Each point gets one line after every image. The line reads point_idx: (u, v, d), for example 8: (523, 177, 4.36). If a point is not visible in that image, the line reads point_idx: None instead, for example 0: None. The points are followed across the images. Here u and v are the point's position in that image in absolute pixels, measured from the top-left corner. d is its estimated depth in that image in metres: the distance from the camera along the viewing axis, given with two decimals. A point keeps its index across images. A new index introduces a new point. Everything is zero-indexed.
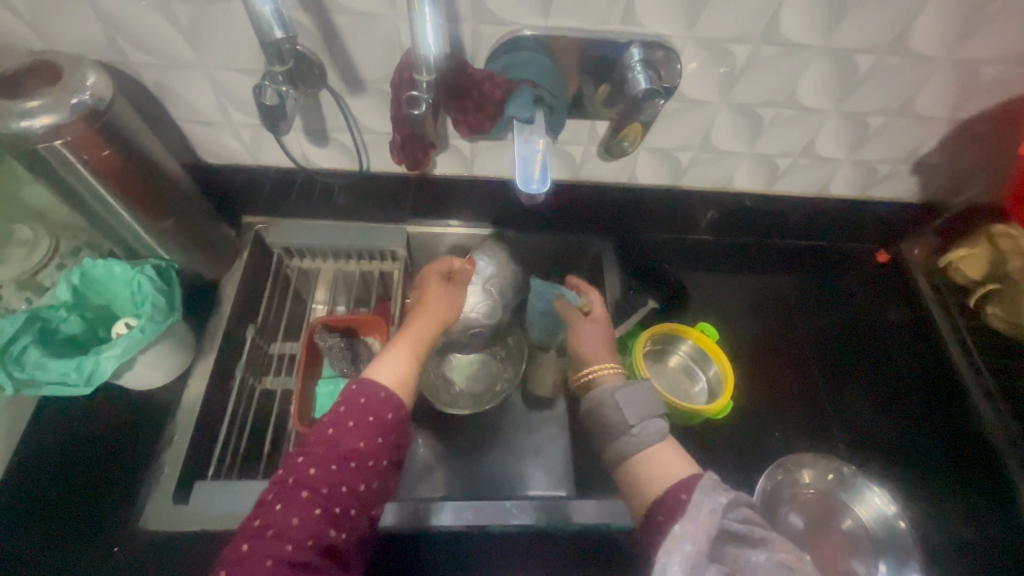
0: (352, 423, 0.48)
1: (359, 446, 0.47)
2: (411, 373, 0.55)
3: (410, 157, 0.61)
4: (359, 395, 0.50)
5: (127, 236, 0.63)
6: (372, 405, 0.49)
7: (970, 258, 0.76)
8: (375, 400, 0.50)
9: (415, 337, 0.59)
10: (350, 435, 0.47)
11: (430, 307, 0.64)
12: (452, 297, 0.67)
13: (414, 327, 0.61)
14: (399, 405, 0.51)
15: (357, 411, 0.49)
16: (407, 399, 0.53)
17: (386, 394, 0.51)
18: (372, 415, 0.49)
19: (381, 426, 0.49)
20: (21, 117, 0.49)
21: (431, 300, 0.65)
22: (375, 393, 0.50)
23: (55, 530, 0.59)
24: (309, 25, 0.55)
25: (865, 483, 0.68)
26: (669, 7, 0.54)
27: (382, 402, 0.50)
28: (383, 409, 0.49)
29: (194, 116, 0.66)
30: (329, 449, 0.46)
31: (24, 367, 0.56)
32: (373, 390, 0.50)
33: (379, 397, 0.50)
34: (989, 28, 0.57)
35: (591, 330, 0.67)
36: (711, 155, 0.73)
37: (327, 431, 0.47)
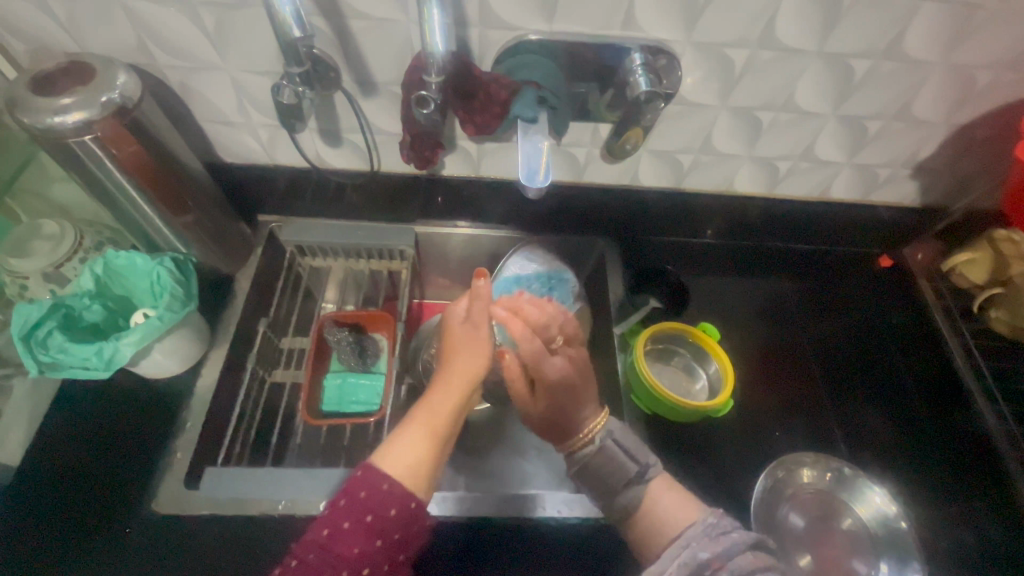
0: (352, 523, 0.42)
1: (355, 554, 0.41)
2: (423, 459, 0.47)
3: (419, 156, 0.64)
4: (359, 488, 0.43)
5: (149, 229, 0.66)
6: (373, 502, 0.43)
7: (972, 263, 0.77)
8: (377, 495, 0.43)
9: (435, 412, 0.49)
10: (345, 539, 0.42)
11: (459, 367, 0.52)
12: (484, 353, 0.54)
13: (435, 396, 0.50)
14: (409, 495, 0.44)
15: (356, 508, 0.42)
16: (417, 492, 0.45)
17: (392, 488, 0.44)
18: (370, 514, 0.43)
19: (388, 525, 0.43)
20: (55, 113, 0.52)
21: (460, 356, 0.53)
22: (378, 484, 0.44)
23: (68, 511, 0.61)
24: (326, 30, 0.58)
25: (865, 482, 0.68)
26: (668, 13, 0.57)
27: (384, 498, 0.43)
28: (384, 505, 0.43)
29: (215, 116, 0.69)
30: (320, 556, 0.41)
31: (48, 350, 0.59)
32: (376, 483, 0.44)
33: (382, 491, 0.43)
34: (983, 34, 0.58)
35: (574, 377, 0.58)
36: (712, 158, 0.75)
37: (318, 535, 0.42)
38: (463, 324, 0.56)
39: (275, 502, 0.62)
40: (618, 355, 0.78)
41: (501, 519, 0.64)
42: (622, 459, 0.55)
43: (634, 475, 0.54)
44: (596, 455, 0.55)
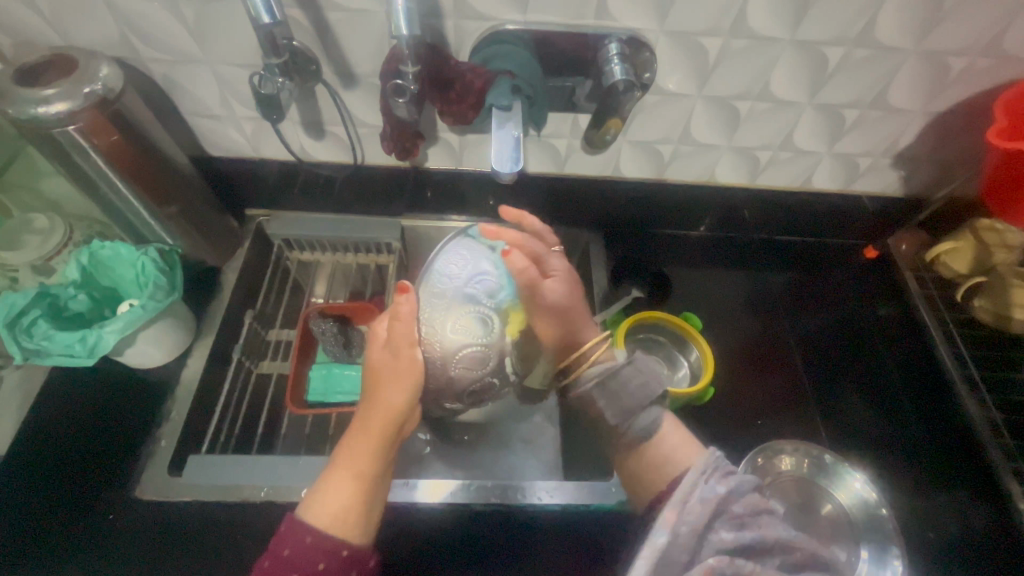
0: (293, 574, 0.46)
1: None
2: (351, 504, 0.49)
3: (400, 147, 0.65)
4: (284, 546, 0.47)
5: (134, 221, 0.67)
6: (295, 558, 0.46)
7: (955, 252, 0.77)
8: (299, 549, 0.47)
9: (357, 455, 0.51)
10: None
11: (379, 405, 0.52)
12: (407, 384, 0.53)
13: (356, 438, 0.52)
14: (336, 544, 0.47)
15: (280, 565, 0.46)
16: (348, 533, 0.49)
17: (314, 540, 0.47)
18: (295, 569, 0.46)
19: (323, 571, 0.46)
20: (38, 104, 0.53)
21: (382, 394, 0.52)
22: (301, 539, 0.47)
23: (52, 498, 0.62)
24: (305, 23, 0.60)
25: (846, 470, 0.69)
26: (639, 3, 0.58)
27: (307, 553, 0.46)
28: (308, 559, 0.46)
29: (200, 109, 0.71)
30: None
31: (33, 338, 0.60)
32: (299, 536, 0.47)
33: (304, 546, 0.47)
34: (952, 19, 0.59)
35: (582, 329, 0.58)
36: (691, 149, 0.75)
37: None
38: (382, 351, 0.55)
39: (256, 488, 0.63)
40: None
41: (478, 506, 0.64)
42: (637, 385, 0.54)
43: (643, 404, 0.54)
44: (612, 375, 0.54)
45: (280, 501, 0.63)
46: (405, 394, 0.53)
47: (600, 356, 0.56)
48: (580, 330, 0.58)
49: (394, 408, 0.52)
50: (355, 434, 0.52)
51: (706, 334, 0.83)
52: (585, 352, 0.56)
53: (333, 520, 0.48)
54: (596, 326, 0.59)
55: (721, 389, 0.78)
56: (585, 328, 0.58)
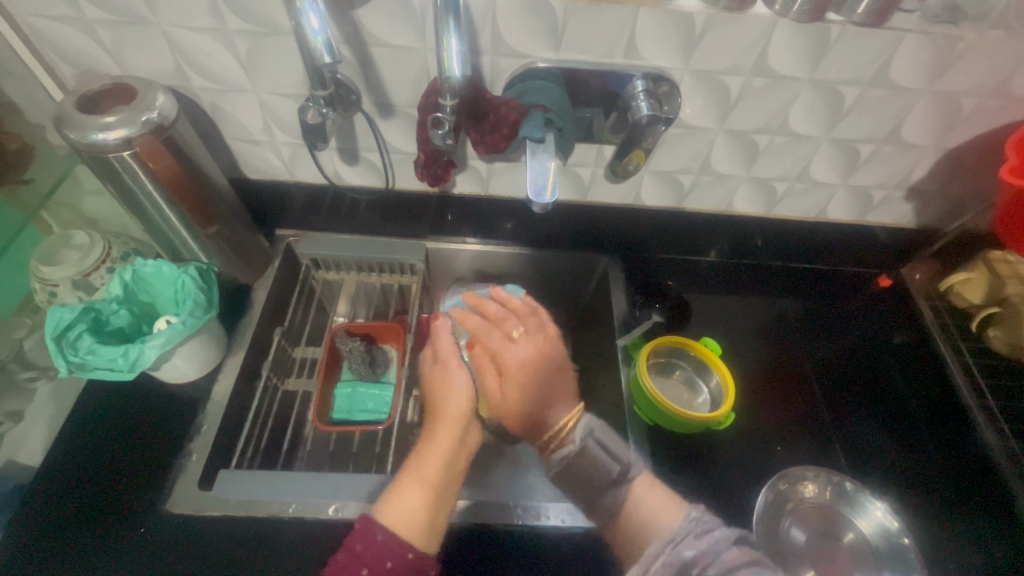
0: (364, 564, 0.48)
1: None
2: (418, 507, 0.52)
3: (431, 174, 0.67)
4: (356, 542, 0.49)
5: (174, 239, 0.70)
6: (367, 554, 0.48)
7: (969, 282, 0.79)
8: (371, 546, 0.48)
9: (422, 466, 0.55)
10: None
11: (444, 416, 0.59)
12: (467, 391, 0.60)
13: (423, 451, 0.56)
14: (404, 544, 0.49)
15: (350, 561, 0.48)
16: (418, 538, 0.50)
17: (386, 536, 0.49)
18: (365, 565, 0.47)
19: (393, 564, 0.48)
20: (98, 130, 0.56)
21: (447, 405, 0.59)
22: (373, 536, 0.49)
23: (87, 509, 0.63)
24: (350, 57, 0.63)
25: (867, 497, 0.69)
26: (667, 42, 0.61)
27: (378, 550, 0.48)
28: (379, 557, 0.48)
29: (242, 135, 0.74)
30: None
31: (77, 351, 0.62)
32: (372, 534, 0.49)
33: (376, 542, 0.48)
34: (963, 64, 0.62)
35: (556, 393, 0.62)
36: (710, 178, 0.78)
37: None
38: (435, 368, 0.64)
39: (284, 504, 0.64)
40: (622, 367, 0.80)
41: (505, 527, 0.65)
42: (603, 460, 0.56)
43: (617, 474, 0.56)
44: (578, 456, 0.57)
45: (307, 519, 0.63)
46: (467, 404, 0.59)
47: (573, 425, 0.59)
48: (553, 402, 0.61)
49: (460, 420, 0.58)
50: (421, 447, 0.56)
51: (724, 358, 0.85)
52: (561, 426, 0.59)
53: (402, 519, 0.51)
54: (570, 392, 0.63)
55: (739, 415, 0.79)
56: (553, 404, 0.61)
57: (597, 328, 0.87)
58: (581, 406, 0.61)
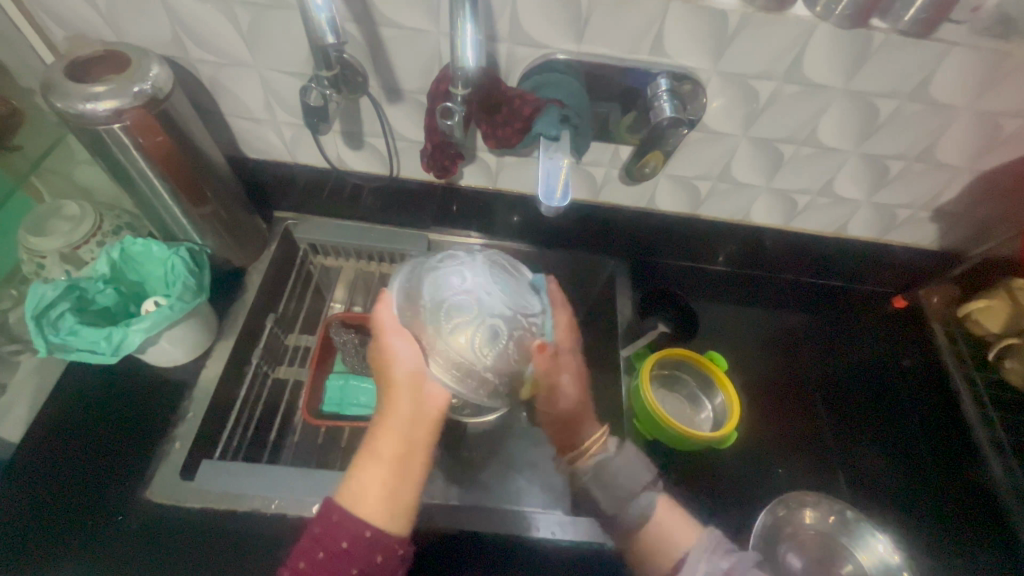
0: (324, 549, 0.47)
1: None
2: (380, 489, 0.50)
3: (438, 165, 0.64)
4: (313, 526, 0.48)
5: (167, 217, 0.67)
6: (323, 537, 0.47)
7: (988, 310, 0.75)
8: (328, 529, 0.47)
9: (378, 446, 0.53)
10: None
11: (393, 391, 0.55)
12: (413, 363, 0.56)
13: (380, 428, 0.54)
14: (359, 525, 0.48)
15: (310, 546, 0.47)
16: (381, 518, 0.49)
17: (341, 518, 0.48)
18: (322, 549, 0.47)
19: (348, 549, 0.47)
20: (87, 99, 0.53)
21: (394, 379, 0.56)
22: (328, 517, 0.48)
23: (64, 491, 0.61)
24: (359, 37, 0.59)
25: (869, 530, 0.66)
26: (696, 41, 0.57)
27: (333, 531, 0.47)
28: (335, 539, 0.47)
29: (242, 113, 0.71)
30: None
31: (58, 331, 0.60)
32: (328, 517, 0.48)
33: (332, 524, 0.48)
34: (1011, 83, 0.58)
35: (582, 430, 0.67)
36: (729, 186, 0.75)
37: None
38: (381, 342, 0.58)
39: (267, 500, 0.62)
40: (623, 377, 0.77)
41: (493, 535, 0.63)
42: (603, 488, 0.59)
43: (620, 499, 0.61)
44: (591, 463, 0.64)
45: (290, 516, 0.61)
46: (414, 374, 0.56)
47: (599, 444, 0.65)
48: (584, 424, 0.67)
49: (413, 378, 0.56)
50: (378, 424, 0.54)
51: (729, 372, 0.82)
52: (587, 444, 0.65)
53: (365, 504, 0.49)
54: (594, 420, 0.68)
55: (740, 433, 0.76)
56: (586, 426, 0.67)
57: (601, 332, 0.84)
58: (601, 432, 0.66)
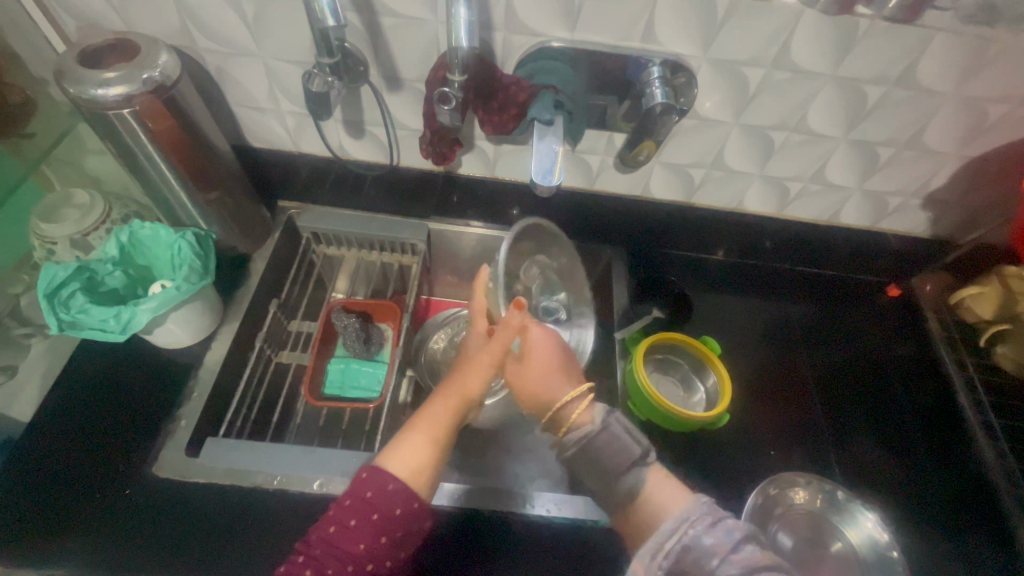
0: (373, 511, 0.47)
1: (360, 548, 0.46)
2: (424, 462, 0.52)
3: (437, 152, 0.66)
4: (366, 489, 0.48)
5: (174, 203, 0.69)
6: (379, 500, 0.48)
7: (980, 298, 0.76)
8: (383, 495, 0.48)
9: (434, 419, 0.54)
10: (351, 535, 0.46)
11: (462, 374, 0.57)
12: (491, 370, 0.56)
13: (437, 404, 0.55)
14: (411, 494, 0.49)
15: (363, 506, 0.47)
16: (422, 493, 0.50)
17: (397, 488, 0.48)
18: (377, 511, 0.47)
19: (396, 516, 0.48)
20: (99, 85, 0.55)
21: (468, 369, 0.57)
22: (383, 486, 0.48)
23: (74, 467, 0.63)
24: (359, 26, 0.61)
25: (858, 508, 0.67)
26: (685, 29, 0.59)
27: (389, 497, 0.48)
28: (391, 504, 0.48)
29: (247, 102, 0.73)
30: (328, 552, 0.46)
31: (69, 310, 0.62)
32: (384, 484, 0.48)
33: (388, 491, 0.48)
34: (993, 69, 0.59)
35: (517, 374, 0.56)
36: (722, 174, 0.76)
37: (327, 531, 0.47)
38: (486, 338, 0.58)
39: (270, 476, 0.63)
40: (618, 361, 0.79)
41: (487, 511, 0.64)
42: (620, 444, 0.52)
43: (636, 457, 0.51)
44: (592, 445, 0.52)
45: (291, 492, 0.63)
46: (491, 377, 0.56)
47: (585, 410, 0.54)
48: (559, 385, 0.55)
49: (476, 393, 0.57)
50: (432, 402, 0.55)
51: (724, 358, 0.83)
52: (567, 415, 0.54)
53: (409, 473, 0.51)
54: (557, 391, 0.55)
55: (734, 417, 0.77)
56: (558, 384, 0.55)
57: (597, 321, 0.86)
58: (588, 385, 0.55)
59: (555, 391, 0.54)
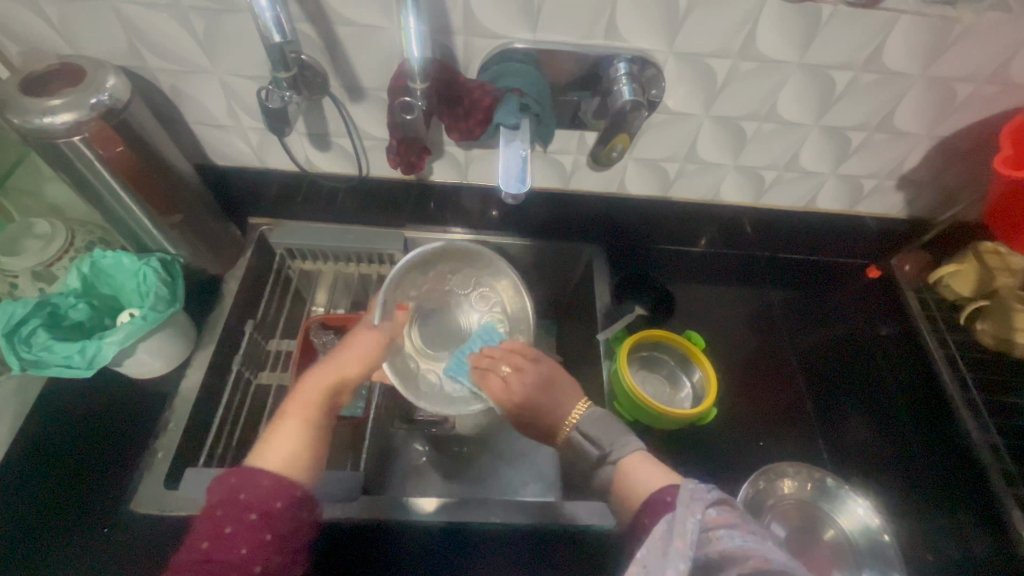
0: (244, 519, 0.45)
1: (244, 552, 0.44)
2: (294, 451, 0.51)
3: (404, 161, 0.64)
4: (238, 492, 0.46)
5: (136, 229, 0.67)
6: (252, 499, 0.46)
7: (958, 274, 0.76)
8: (258, 491, 0.47)
9: (306, 403, 0.55)
10: (227, 543, 0.44)
11: (331, 357, 0.59)
12: (366, 356, 0.59)
13: (306, 386, 0.56)
14: (287, 487, 0.48)
15: (236, 510, 0.46)
16: (298, 477, 0.50)
17: (270, 482, 0.47)
18: (255, 511, 0.46)
19: (275, 512, 0.46)
20: (44, 113, 0.53)
21: (344, 348, 0.60)
22: (257, 481, 0.47)
23: (48, 509, 0.61)
24: (315, 37, 0.60)
25: (847, 492, 0.69)
26: (647, 24, 0.58)
27: (265, 493, 0.47)
28: (268, 500, 0.46)
29: (206, 120, 0.71)
30: (203, 565, 0.43)
31: (32, 348, 0.60)
32: (256, 480, 0.47)
33: (264, 486, 0.47)
34: (958, 48, 0.59)
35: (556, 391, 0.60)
36: (697, 167, 0.75)
37: (199, 549, 0.44)
38: (370, 330, 0.61)
39: None
40: (603, 363, 0.78)
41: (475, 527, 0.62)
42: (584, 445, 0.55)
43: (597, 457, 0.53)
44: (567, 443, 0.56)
45: None
46: (366, 357, 0.59)
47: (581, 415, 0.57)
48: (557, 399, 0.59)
49: (358, 365, 0.59)
50: (298, 387, 0.56)
51: (709, 351, 0.83)
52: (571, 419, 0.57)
53: (279, 464, 0.50)
54: (573, 392, 0.60)
55: (721, 410, 0.77)
56: (561, 403, 0.59)
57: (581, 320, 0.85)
58: (589, 400, 0.59)
59: (558, 409, 0.58)
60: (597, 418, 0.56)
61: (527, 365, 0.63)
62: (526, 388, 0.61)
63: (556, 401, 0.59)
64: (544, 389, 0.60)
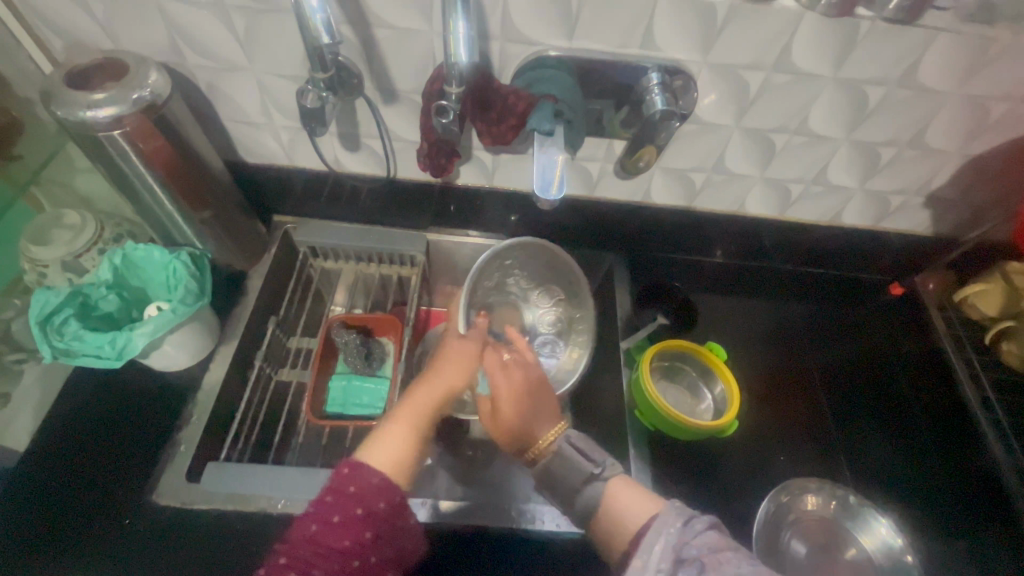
0: (347, 509, 0.46)
1: (345, 545, 0.44)
2: (406, 453, 0.52)
3: (434, 163, 0.64)
4: (350, 484, 0.47)
5: (166, 222, 0.67)
6: (364, 494, 0.47)
7: (985, 294, 0.75)
8: (369, 488, 0.48)
9: (415, 406, 0.56)
10: (334, 532, 0.45)
11: (439, 363, 0.60)
12: (466, 364, 0.60)
13: (417, 392, 0.57)
14: (394, 489, 0.49)
15: (348, 502, 0.46)
16: (401, 482, 0.51)
17: (380, 481, 0.48)
18: (361, 506, 0.47)
19: (374, 511, 0.47)
20: (88, 106, 0.53)
21: (446, 353, 0.61)
22: (366, 478, 0.48)
23: (70, 497, 0.61)
24: (353, 39, 0.60)
25: (871, 514, 0.67)
26: (683, 34, 0.58)
27: (376, 490, 0.48)
28: (377, 497, 0.47)
29: (239, 117, 0.72)
30: (313, 551, 0.44)
31: (63, 337, 0.60)
32: (367, 477, 0.48)
33: (376, 484, 0.48)
34: (995, 67, 0.59)
35: (534, 394, 0.59)
36: (723, 178, 0.75)
37: (311, 530, 0.45)
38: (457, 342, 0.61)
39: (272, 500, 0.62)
40: (623, 370, 0.77)
41: (495, 527, 0.62)
42: (575, 460, 0.55)
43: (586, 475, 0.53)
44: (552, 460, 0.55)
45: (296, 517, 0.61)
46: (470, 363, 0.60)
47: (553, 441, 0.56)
48: (540, 409, 0.58)
49: (461, 370, 0.60)
50: (409, 392, 0.57)
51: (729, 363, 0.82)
52: (544, 442, 0.56)
53: (388, 465, 0.51)
54: (553, 412, 0.59)
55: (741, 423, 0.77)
56: (540, 419, 0.58)
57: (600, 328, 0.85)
58: (563, 423, 0.58)
59: (537, 429, 0.57)
60: (581, 436, 0.57)
61: (516, 363, 0.61)
62: (516, 393, 0.59)
63: (542, 416, 0.58)
64: (528, 396, 0.59)
